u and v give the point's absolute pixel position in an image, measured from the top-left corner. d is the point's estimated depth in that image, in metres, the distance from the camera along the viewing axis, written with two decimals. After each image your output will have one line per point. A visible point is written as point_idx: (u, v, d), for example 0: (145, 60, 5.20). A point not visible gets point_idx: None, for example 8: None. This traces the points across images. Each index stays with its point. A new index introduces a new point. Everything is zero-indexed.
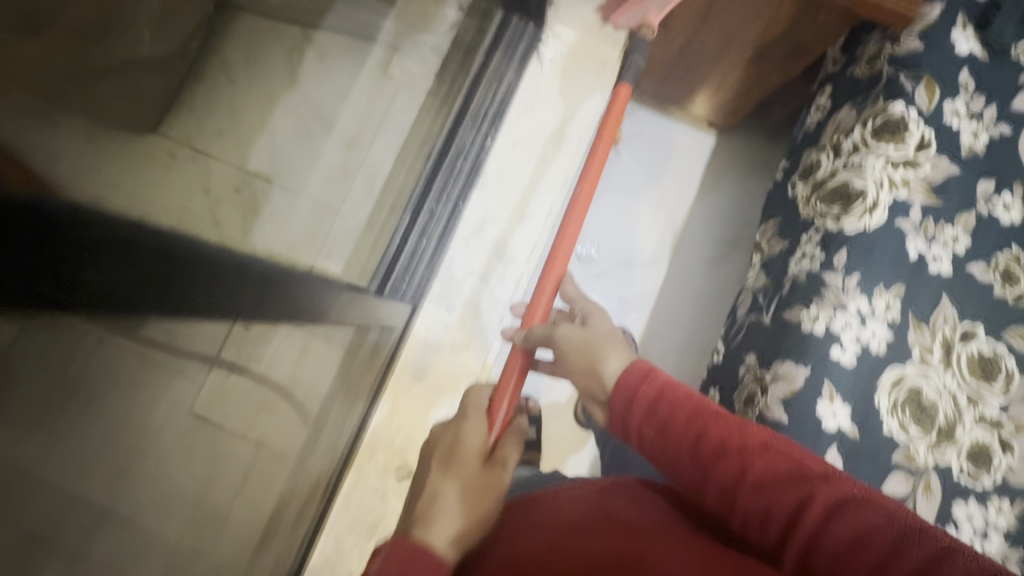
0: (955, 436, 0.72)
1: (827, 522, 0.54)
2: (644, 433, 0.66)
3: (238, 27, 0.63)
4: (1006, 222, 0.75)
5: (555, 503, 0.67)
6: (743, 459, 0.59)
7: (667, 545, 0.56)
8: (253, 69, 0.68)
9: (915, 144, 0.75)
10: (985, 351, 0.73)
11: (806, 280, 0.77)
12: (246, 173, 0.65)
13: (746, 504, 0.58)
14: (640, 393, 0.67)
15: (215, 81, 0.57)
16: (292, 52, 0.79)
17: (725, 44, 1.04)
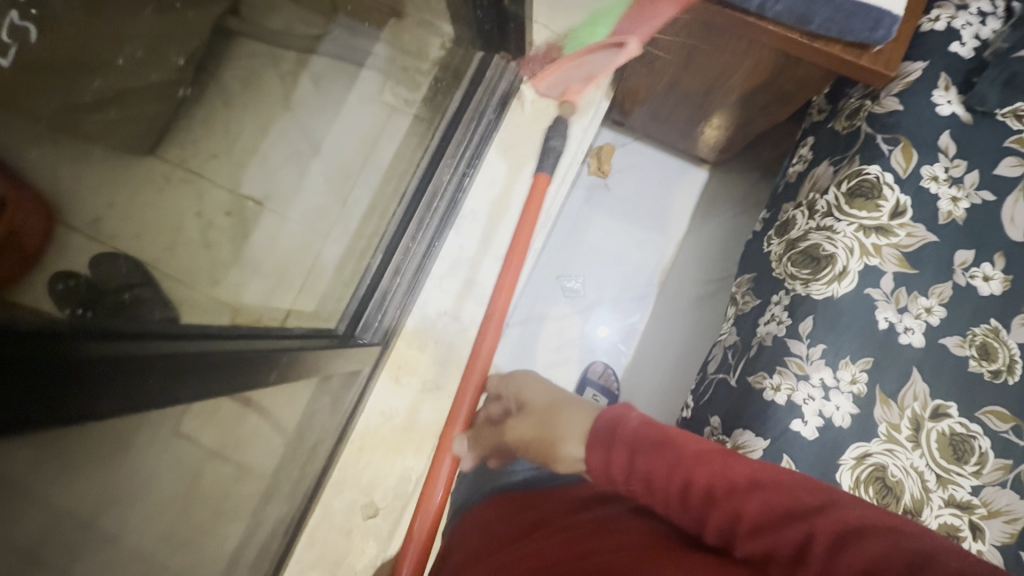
0: (922, 519, 0.67)
1: (831, 560, 0.46)
2: (633, 488, 0.60)
3: (231, 62, 0.90)
4: (984, 293, 0.73)
5: (554, 535, 0.62)
6: (734, 504, 0.53)
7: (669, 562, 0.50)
8: (250, 96, 0.96)
9: (890, 210, 0.73)
10: (957, 428, 0.69)
11: (771, 345, 0.75)
12: (238, 195, 0.92)
13: (746, 547, 0.51)
14: (618, 448, 0.62)
15: (214, 106, 0.87)
16: (285, 79, 1.04)
17: (708, 88, 1.03)
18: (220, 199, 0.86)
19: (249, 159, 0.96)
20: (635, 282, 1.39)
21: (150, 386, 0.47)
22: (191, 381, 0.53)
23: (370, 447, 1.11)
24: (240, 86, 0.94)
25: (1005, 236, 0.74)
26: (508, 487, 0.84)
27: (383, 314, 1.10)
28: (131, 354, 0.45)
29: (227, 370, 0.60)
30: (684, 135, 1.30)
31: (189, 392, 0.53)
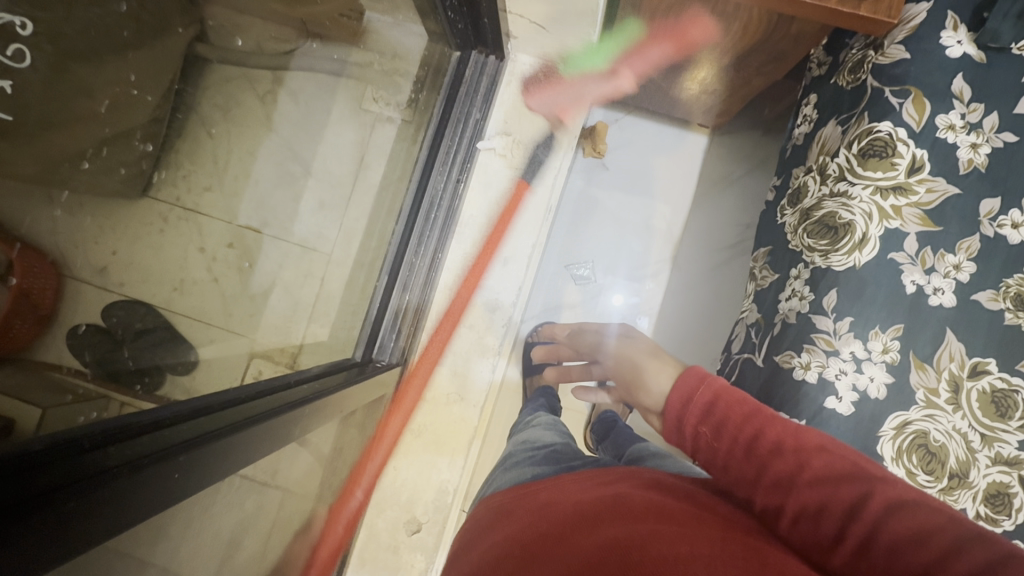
0: (969, 479, 0.67)
1: (885, 519, 0.45)
2: (700, 432, 0.63)
3: (206, 81, 0.84)
4: (1014, 241, 0.69)
5: (555, 508, 0.56)
6: (798, 458, 0.53)
7: (674, 534, 0.46)
8: (231, 114, 0.87)
9: (906, 167, 0.70)
10: (997, 384, 0.67)
11: (796, 322, 0.74)
12: (237, 226, 0.84)
13: (799, 497, 0.50)
14: (698, 395, 0.66)
15: (200, 140, 0.81)
16: (265, 96, 0.91)
17: (699, 55, 0.99)
18: (222, 230, 0.81)
19: (243, 186, 0.86)
20: (646, 260, 1.36)
21: (173, 481, 0.47)
22: (218, 458, 0.53)
23: (404, 463, 1.15)
24: (217, 109, 0.85)
25: None
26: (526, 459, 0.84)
27: (398, 334, 1.12)
28: (153, 448, 0.46)
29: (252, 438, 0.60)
30: (679, 105, 1.26)
31: (219, 467, 0.54)
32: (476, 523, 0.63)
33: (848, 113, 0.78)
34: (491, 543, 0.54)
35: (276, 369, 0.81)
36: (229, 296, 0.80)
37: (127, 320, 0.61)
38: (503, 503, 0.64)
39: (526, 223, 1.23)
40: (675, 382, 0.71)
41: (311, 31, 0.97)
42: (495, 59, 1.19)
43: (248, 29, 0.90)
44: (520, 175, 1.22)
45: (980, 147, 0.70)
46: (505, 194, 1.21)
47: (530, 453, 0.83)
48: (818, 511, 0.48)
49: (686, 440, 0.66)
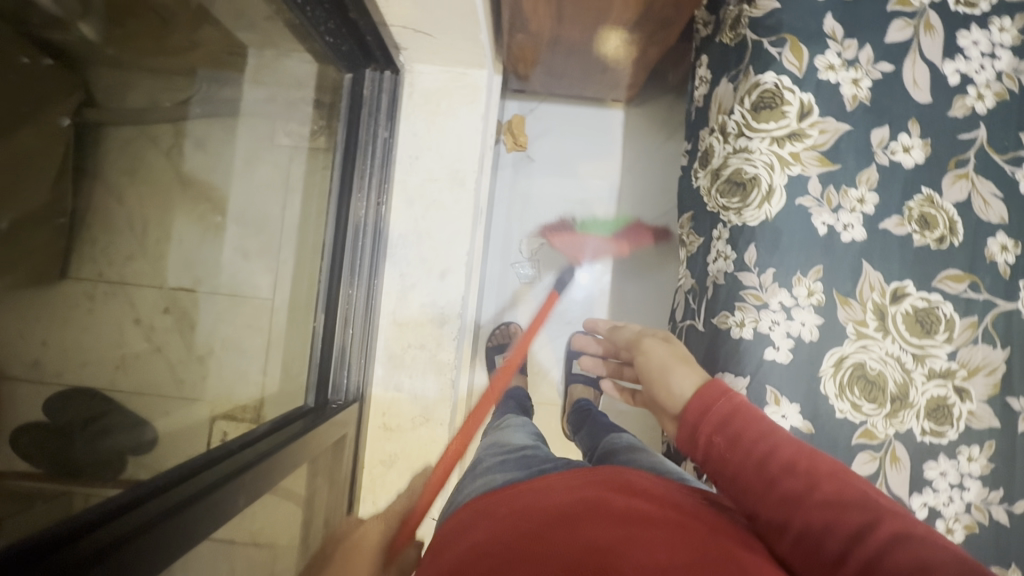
0: (910, 399, 0.70)
1: (890, 547, 0.44)
2: (713, 443, 0.60)
3: (112, 142, 0.77)
4: (907, 165, 0.72)
5: (535, 510, 0.53)
6: (808, 480, 0.51)
7: (654, 553, 0.44)
8: (140, 179, 0.80)
9: (797, 113, 0.71)
10: (919, 304, 0.70)
11: (725, 283, 0.75)
12: (170, 290, 0.81)
13: (806, 517, 0.49)
14: (716, 407, 0.62)
15: (109, 208, 0.75)
16: (170, 151, 0.85)
17: (592, 33, 1.00)
18: (154, 297, 0.78)
19: (166, 249, 0.82)
20: (588, 241, 1.36)
21: None
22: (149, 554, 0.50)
23: (383, 493, 1.12)
24: (124, 174, 0.78)
25: (912, 103, 0.72)
26: (494, 465, 0.78)
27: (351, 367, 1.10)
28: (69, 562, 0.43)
29: (178, 532, 0.55)
30: (588, 85, 1.25)
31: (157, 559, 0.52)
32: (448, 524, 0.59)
33: (736, 72, 0.78)
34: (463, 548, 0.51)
35: (239, 427, 0.82)
36: (175, 363, 0.79)
37: (66, 413, 0.59)
38: (479, 499, 0.60)
39: (455, 231, 1.14)
40: (697, 389, 0.66)
41: (201, 75, 0.90)
42: (392, 74, 1.10)
43: (136, 86, 0.80)
44: (441, 186, 1.14)
45: (861, 81, 0.72)
46: (430, 207, 1.14)
47: (501, 459, 0.79)
48: (823, 532, 0.48)
49: (696, 449, 0.62)
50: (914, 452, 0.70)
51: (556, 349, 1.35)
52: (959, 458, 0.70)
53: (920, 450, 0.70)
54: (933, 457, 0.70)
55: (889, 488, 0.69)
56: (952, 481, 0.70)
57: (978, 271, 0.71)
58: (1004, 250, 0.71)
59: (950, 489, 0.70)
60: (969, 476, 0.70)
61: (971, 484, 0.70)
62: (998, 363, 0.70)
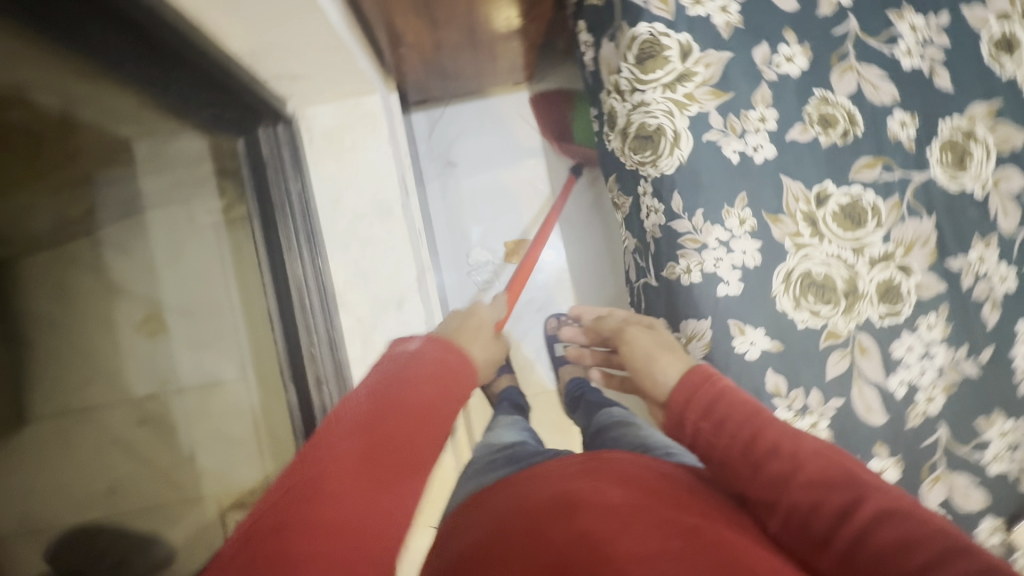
0: (861, 291, 0.72)
1: (872, 528, 0.47)
2: (700, 429, 0.60)
3: (31, 271, 0.73)
4: (795, 74, 0.73)
5: (531, 496, 0.54)
6: (793, 460, 0.53)
7: (644, 530, 0.46)
8: (71, 306, 0.79)
9: (679, 55, 0.72)
10: (843, 201, 0.73)
11: (662, 236, 0.76)
12: (141, 398, 0.86)
13: (794, 498, 0.51)
14: (699, 394, 0.62)
15: (46, 350, 0.75)
16: (95, 264, 0.82)
17: (471, 27, 0.99)
18: (126, 414, 0.83)
19: (121, 363, 0.84)
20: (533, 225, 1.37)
21: None
22: None
23: None
24: (53, 300, 0.77)
25: (781, 14, 0.74)
26: (477, 469, 0.78)
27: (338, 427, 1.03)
28: None
29: None
30: (485, 76, 1.24)
31: None
32: (449, 520, 0.61)
33: (611, 30, 0.79)
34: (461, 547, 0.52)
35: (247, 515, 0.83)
36: (166, 468, 0.87)
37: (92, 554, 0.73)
38: (483, 494, 0.62)
39: (400, 258, 1.09)
40: (684, 375, 0.65)
41: (99, 181, 0.80)
42: (284, 125, 1.03)
43: (36, 208, 0.72)
44: (370, 220, 1.09)
45: (728, 6, 0.73)
46: (367, 244, 1.09)
47: (489, 460, 0.79)
48: (809, 513, 0.50)
49: (683, 433, 0.62)
50: (878, 337, 0.73)
51: (535, 338, 1.35)
52: (920, 330, 0.73)
53: (884, 335, 0.73)
54: (897, 336, 0.73)
55: (865, 377, 0.72)
56: (920, 352, 0.73)
57: (886, 153, 0.73)
58: (904, 126, 0.74)
59: (920, 361, 0.73)
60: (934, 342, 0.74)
61: (938, 348, 0.74)
62: (929, 233, 0.73)
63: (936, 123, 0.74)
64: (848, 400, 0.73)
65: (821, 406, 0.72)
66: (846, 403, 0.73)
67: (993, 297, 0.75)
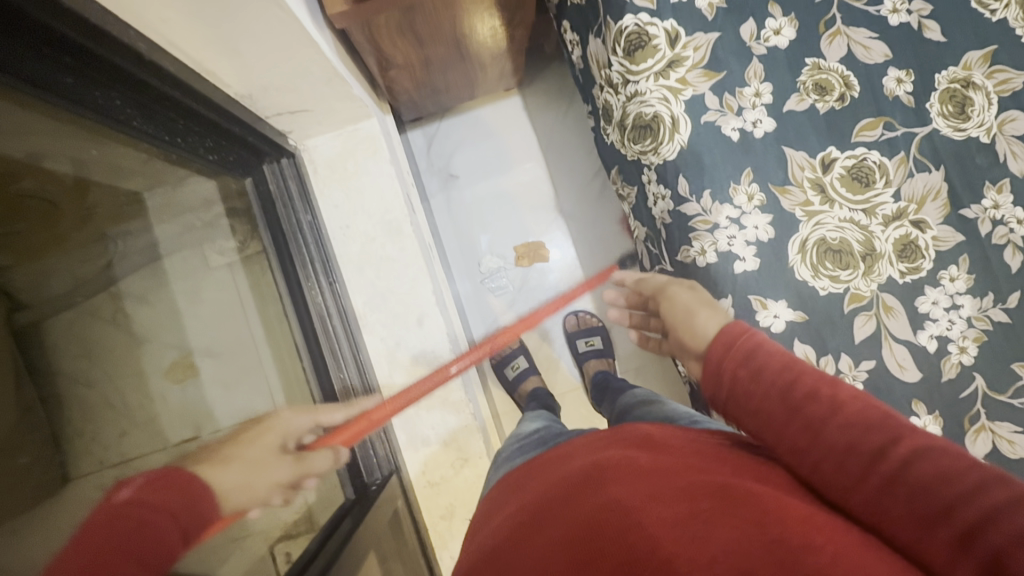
0: (879, 251, 0.72)
1: (911, 462, 0.46)
2: (738, 376, 0.59)
3: (57, 332, 0.87)
4: (783, 46, 0.74)
5: (564, 474, 0.55)
6: (831, 401, 0.52)
7: (675, 492, 0.46)
8: (101, 357, 0.91)
9: (667, 42, 0.73)
10: (848, 164, 0.73)
11: (672, 220, 0.77)
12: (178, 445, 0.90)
13: (829, 438, 0.50)
14: (738, 339, 0.61)
15: (80, 395, 0.87)
16: (117, 317, 0.93)
17: (457, 42, 1.00)
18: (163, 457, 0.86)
19: (154, 408, 0.92)
20: (540, 227, 1.37)
21: None
22: None
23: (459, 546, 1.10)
24: (80, 357, 0.89)
25: None
26: (505, 453, 0.79)
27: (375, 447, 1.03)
28: None
29: None
30: (476, 88, 1.26)
31: None
32: (487, 505, 0.62)
33: (596, 26, 0.79)
34: (500, 525, 0.53)
35: (299, 542, 0.84)
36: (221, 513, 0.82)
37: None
38: (520, 475, 0.63)
39: (414, 275, 1.10)
40: (721, 329, 0.64)
41: (112, 235, 0.88)
42: (288, 159, 1.04)
43: (55, 272, 0.83)
44: (381, 242, 1.10)
45: None
46: (381, 264, 1.10)
47: (518, 444, 0.79)
48: (844, 452, 0.49)
49: (720, 386, 0.61)
50: (902, 295, 0.73)
51: (555, 337, 1.36)
52: (943, 283, 0.73)
53: (907, 292, 0.73)
54: (921, 292, 0.73)
55: (894, 334, 0.72)
56: (946, 306, 0.73)
57: (886, 112, 0.74)
58: (901, 82, 0.74)
59: (948, 314, 0.73)
60: (960, 294, 0.73)
61: (965, 300, 0.73)
62: (939, 185, 0.73)
63: (932, 77, 0.74)
64: (881, 360, 0.72)
65: (852, 370, 0.72)
66: (879, 363, 0.72)
67: (1014, 240, 0.73)
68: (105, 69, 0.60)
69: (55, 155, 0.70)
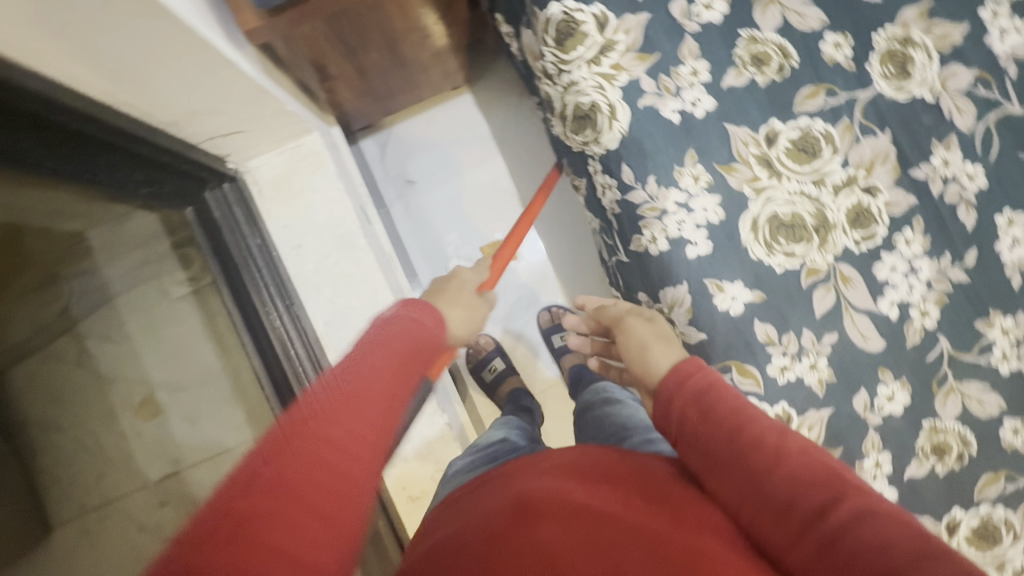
0: (831, 222, 0.71)
1: (850, 528, 0.45)
2: (687, 418, 0.56)
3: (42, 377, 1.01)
4: (717, 21, 0.72)
5: (500, 498, 0.53)
6: (777, 454, 0.51)
7: (606, 546, 0.45)
8: (72, 401, 1.02)
9: (596, 27, 0.70)
10: (793, 135, 0.71)
11: (621, 210, 0.75)
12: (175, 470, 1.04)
13: (771, 494, 0.49)
14: (690, 380, 0.58)
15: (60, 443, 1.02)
16: (81, 362, 1.02)
17: (392, 45, 0.97)
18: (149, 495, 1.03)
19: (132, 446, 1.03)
20: (504, 226, 1.35)
21: None
22: None
23: None
24: (51, 404, 1.02)
25: None
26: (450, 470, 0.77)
27: None
28: None
29: None
30: (422, 89, 1.23)
31: None
32: (425, 523, 0.61)
33: (525, 16, 0.76)
34: (427, 552, 0.52)
35: None
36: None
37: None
38: (461, 493, 0.62)
39: None
40: (673, 365, 0.60)
41: (65, 278, 0.95)
42: (230, 182, 0.98)
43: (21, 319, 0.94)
44: None
45: None
46: None
47: (472, 457, 0.77)
48: (785, 509, 0.49)
49: (669, 425, 0.58)
50: (859, 265, 0.71)
51: (530, 335, 1.34)
52: (900, 247, 0.72)
53: (865, 260, 0.71)
54: (878, 259, 0.71)
55: (855, 305, 0.71)
56: (905, 270, 0.71)
57: (827, 79, 0.72)
58: (839, 47, 0.72)
59: (907, 278, 0.72)
60: (917, 258, 0.72)
61: (923, 262, 0.72)
62: (887, 148, 0.72)
63: (870, 38, 0.72)
64: (843, 332, 0.71)
65: (815, 345, 0.71)
66: (842, 334, 0.71)
67: (965, 197, 0.72)
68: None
69: None
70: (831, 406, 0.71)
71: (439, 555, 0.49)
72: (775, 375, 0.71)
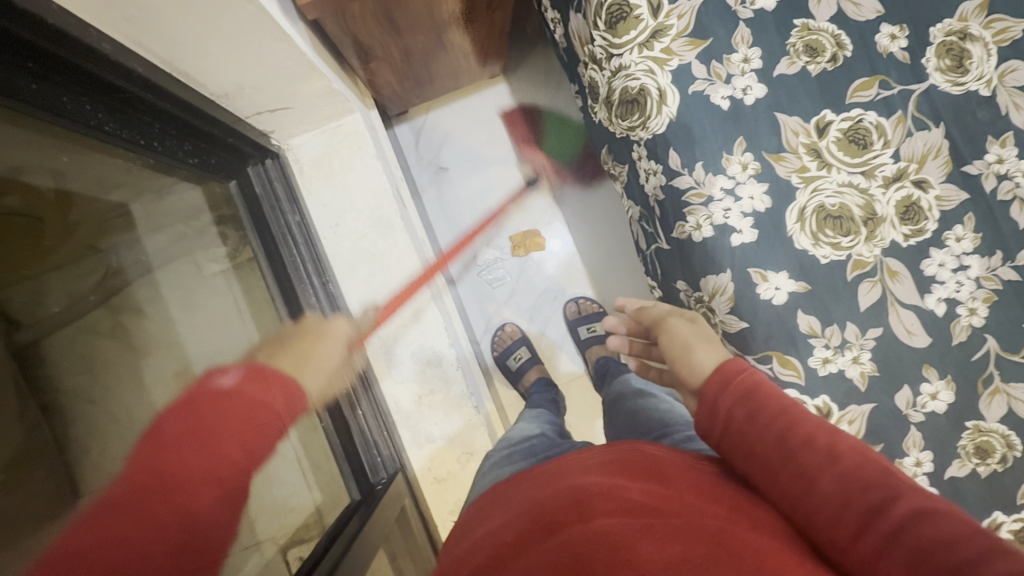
0: (880, 215, 0.70)
1: (907, 525, 0.46)
2: (733, 416, 0.59)
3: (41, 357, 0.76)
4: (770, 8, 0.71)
5: (553, 491, 0.53)
6: (827, 453, 0.52)
7: (665, 531, 0.45)
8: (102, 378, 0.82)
9: (649, 11, 0.70)
10: (844, 126, 0.70)
11: (665, 196, 0.75)
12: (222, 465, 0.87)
13: (823, 490, 0.51)
14: (736, 380, 0.61)
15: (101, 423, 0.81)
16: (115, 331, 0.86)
17: (436, 28, 0.97)
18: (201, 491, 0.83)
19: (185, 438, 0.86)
20: (533, 215, 1.36)
21: None
22: None
23: None
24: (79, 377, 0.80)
25: None
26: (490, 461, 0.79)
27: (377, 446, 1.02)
28: None
29: None
30: (459, 77, 1.24)
31: None
32: (469, 516, 0.61)
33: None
34: (480, 542, 0.51)
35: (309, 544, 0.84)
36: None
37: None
38: (504, 488, 0.62)
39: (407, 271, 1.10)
40: (719, 367, 0.64)
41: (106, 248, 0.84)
42: (273, 160, 1.03)
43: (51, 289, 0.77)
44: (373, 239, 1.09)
45: None
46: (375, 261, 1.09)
47: (508, 450, 0.77)
48: (838, 506, 0.49)
49: (714, 424, 0.61)
50: (906, 259, 0.71)
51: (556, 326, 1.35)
52: (949, 244, 0.71)
53: (912, 255, 0.71)
54: (926, 255, 0.71)
55: (898, 301, 0.71)
56: (952, 267, 0.70)
57: (881, 70, 0.71)
58: (894, 38, 0.71)
59: (955, 275, 0.71)
60: (967, 255, 0.71)
61: (972, 259, 0.71)
62: (940, 142, 0.70)
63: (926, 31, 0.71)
64: (887, 328, 0.71)
65: (858, 339, 0.71)
66: (886, 330, 0.71)
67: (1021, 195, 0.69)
68: (63, 71, 0.58)
69: (34, 169, 0.67)
70: (872, 402, 0.72)
71: (498, 543, 0.49)
72: (816, 367, 0.73)
